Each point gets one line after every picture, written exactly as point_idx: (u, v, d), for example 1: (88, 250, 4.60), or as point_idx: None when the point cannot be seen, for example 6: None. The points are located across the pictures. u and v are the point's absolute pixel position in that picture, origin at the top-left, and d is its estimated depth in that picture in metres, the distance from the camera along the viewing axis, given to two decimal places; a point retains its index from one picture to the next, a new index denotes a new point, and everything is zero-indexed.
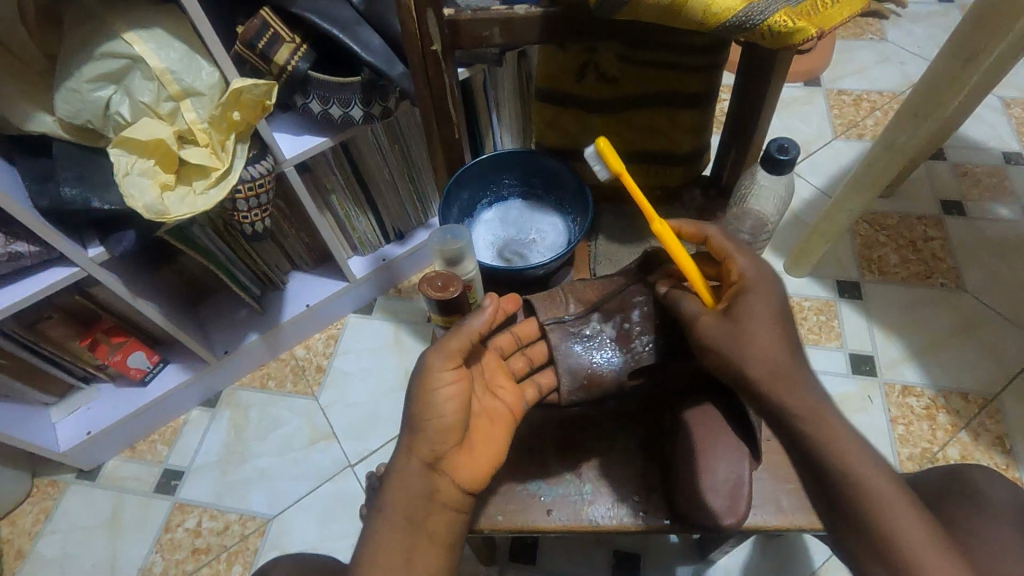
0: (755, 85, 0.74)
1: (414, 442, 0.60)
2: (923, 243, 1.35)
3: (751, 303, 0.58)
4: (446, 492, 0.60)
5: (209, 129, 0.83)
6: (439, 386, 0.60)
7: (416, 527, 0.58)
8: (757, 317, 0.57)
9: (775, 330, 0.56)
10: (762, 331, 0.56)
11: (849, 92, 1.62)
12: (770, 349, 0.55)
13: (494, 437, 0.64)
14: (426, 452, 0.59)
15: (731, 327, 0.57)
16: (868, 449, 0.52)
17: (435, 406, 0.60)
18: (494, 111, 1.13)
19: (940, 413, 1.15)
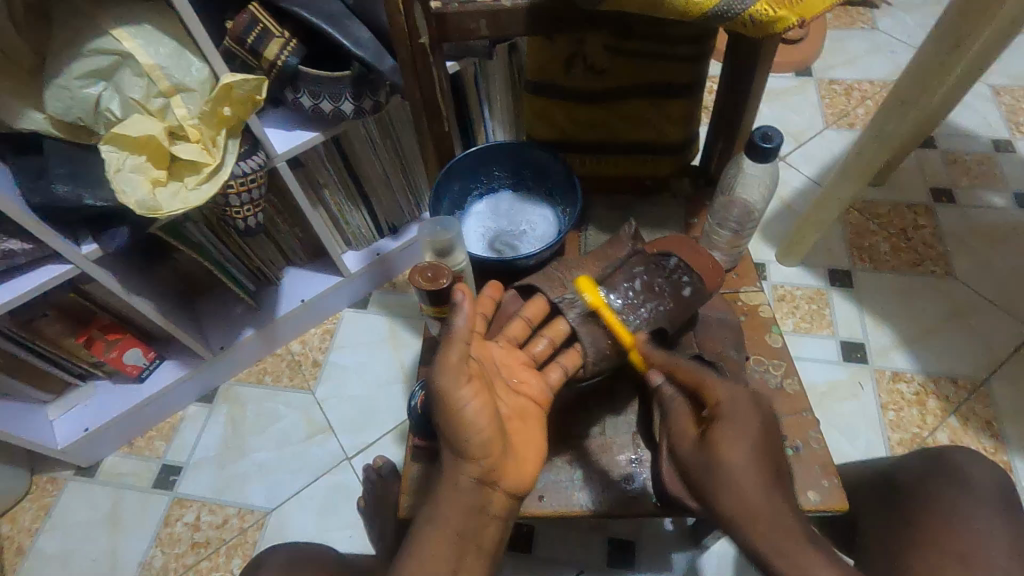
0: (741, 75, 0.76)
1: (460, 460, 0.59)
2: (913, 231, 1.36)
3: (728, 434, 0.59)
4: (497, 504, 0.60)
5: (200, 124, 0.83)
6: (468, 400, 0.58)
7: (471, 544, 0.58)
8: (733, 449, 0.58)
9: (752, 464, 0.57)
10: (737, 463, 0.57)
11: (840, 82, 1.63)
12: (743, 479, 0.56)
13: (529, 433, 0.64)
14: (473, 468, 0.59)
15: (708, 457, 0.59)
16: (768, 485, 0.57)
17: (469, 421, 0.58)
18: (486, 105, 1.13)
19: (930, 398, 1.17)
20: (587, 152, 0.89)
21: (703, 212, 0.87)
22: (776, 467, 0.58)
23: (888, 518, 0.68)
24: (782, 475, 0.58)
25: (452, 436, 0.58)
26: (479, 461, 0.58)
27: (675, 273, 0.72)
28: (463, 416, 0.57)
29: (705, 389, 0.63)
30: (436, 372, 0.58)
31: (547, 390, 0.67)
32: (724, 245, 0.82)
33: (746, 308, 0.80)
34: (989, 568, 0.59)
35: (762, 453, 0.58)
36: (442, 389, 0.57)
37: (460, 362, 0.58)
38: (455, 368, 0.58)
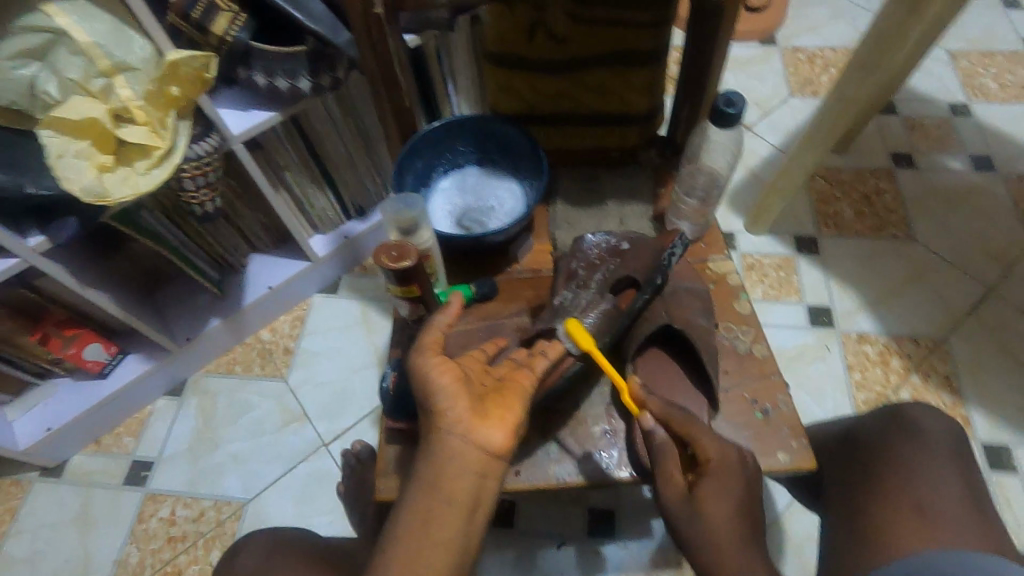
0: (704, 43, 0.75)
1: (429, 418, 0.58)
2: (875, 196, 1.38)
3: (712, 491, 0.63)
4: (474, 461, 0.55)
5: (146, 105, 0.78)
6: (431, 362, 0.59)
7: (441, 492, 0.55)
8: (715, 507, 0.62)
9: (732, 524, 0.62)
10: (722, 524, 0.62)
11: (804, 50, 1.63)
12: (723, 536, 0.62)
13: (506, 399, 0.59)
14: (441, 421, 0.56)
15: (690, 511, 0.63)
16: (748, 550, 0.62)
17: (431, 379, 0.58)
18: (450, 79, 1.11)
19: (893, 357, 1.20)
20: (552, 124, 0.86)
21: (670, 181, 0.86)
22: (752, 516, 0.64)
23: (851, 472, 0.71)
24: (755, 518, 0.64)
25: (421, 398, 0.59)
26: (445, 413, 0.56)
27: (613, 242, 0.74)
28: (427, 380, 0.58)
29: (699, 444, 0.64)
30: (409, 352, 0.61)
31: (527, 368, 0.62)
32: (692, 214, 0.81)
33: (715, 276, 0.80)
34: (946, 515, 0.62)
35: (743, 510, 0.63)
36: (414, 362, 0.60)
37: (429, 341, 0.61)
38: (427, 341, 0.61)
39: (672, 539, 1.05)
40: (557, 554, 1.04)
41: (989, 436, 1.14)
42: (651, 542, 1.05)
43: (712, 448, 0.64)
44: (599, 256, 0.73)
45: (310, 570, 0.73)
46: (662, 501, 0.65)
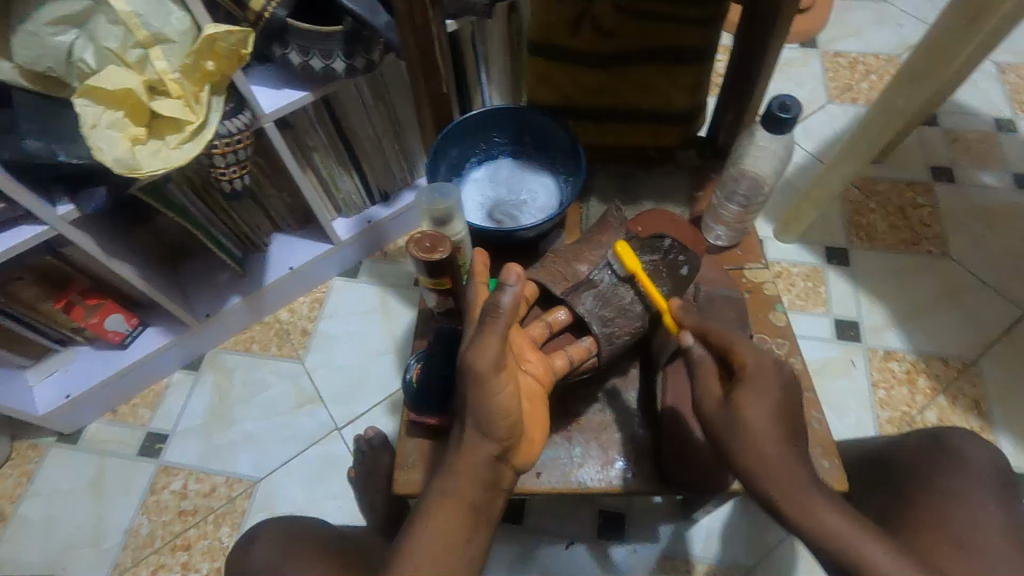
0: (753, 44, 0.73)
1: (482, 439, 0.55)
2: (911, 209, 1.35)
3: (750, 396, 0.57)
4: (509, 481, 0.57)
5: (181, 79, 0.77)
6: (498, 380, 0.53)
7: (478, 515, 0.54)
8: (752, 411, 0.56)
9: (770, 427, 0.56)
10: (759, 423, 0.56)
11: (845, 55, 1.59)
12: (759, 434, 0.55)
13: (535, 412, 0.60)
14: (494, 447, 0.54)
15: (728, 418, 0.58)
16: (785, 447, 0.55)
17: (499, 406, 0.53)
18: (484, 67, 1.10)
19: (920, 377, 1.17)
20: (591, 120, 0.84)
21: (709, 185, 0.84)
22: (795, 427, 0.58)
23: (883, 496, 0.69)
24: (797, 427, 0.58)
25: (479, 415, 0.53)
26: (502, 441, 0.54)
27: (672, 257, 0.70)
28: (494, 405, 0.53)
29: (732, 349, 0.61)
30: (472, 359, 0.51)
31: (551, 372, 0.64)
32: (731, 221, 0.79)
33: (750, 285, 0.78)
34: (984, 548, 0.60)
35: (783, 414, 0.57)
36: (479, 375, 0.52)
37: (499, 353, 0.52)
38: (496, 353, 0.52)
39: (680, 546, 1.03)
40: (564, 554, 1.03)
41: (1016, 463, 1.10)
42: (658, 548, 1.04)
43: (749, 355, 0.60)
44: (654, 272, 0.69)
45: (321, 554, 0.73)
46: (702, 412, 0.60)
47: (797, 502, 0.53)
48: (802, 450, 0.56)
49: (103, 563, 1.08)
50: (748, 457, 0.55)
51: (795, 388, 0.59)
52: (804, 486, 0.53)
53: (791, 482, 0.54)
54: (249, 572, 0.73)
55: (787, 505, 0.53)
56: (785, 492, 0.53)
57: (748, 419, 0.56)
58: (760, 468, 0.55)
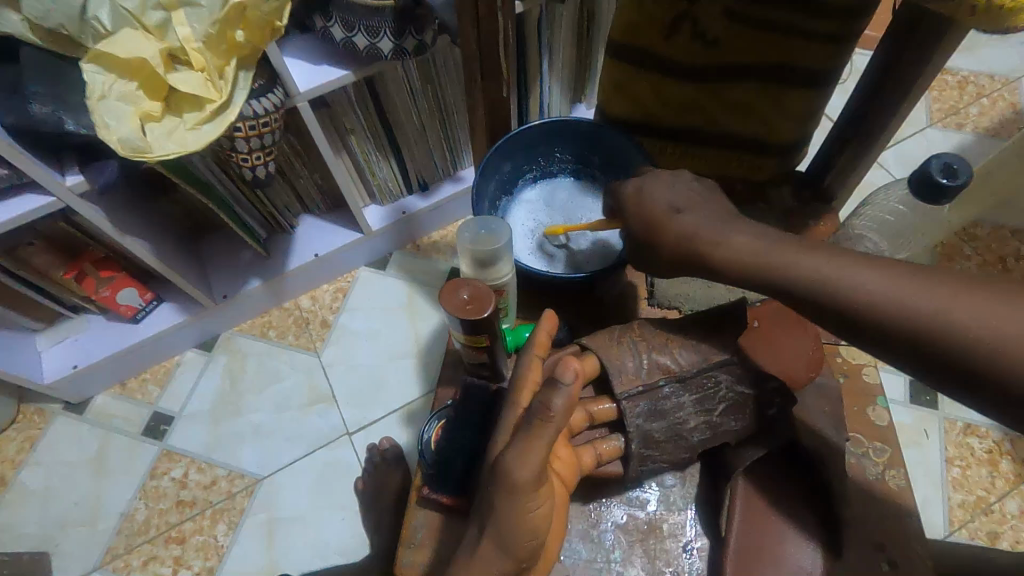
0: (899, 72, 0.58)
1: (500, 555, 0.44)
2: (1014, 262, 1.17)
3: (788, 252, 0.50)
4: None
5: (204, 49, 0.67)
6: (534, 493, 0.43)
7: None
8: (800, 264, 0.49)
9: (832, 264, 0.48)
10: (801, 265, 0.49)
11: (955, 71, 1.39)
12: (822, 271, 0.48)
13: (561, 523, 0.50)
14: (512, 563, 0.45)
15: (796, 291, 0.50)
16: (855, 261, 0.47)
17: (529, 523, 0.44)
18: (547, 57, 0.97)
19: (1004, 459, 1.02)
20: (672, 139, 0.73)
21: (804, 234, 0.71)
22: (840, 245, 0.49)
23: None
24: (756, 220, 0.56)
25: (505, 530, 0.44)
26: (523, 561, 0.45)
27: (767, 398, 0.57)
28: (524, 520, 0.43)
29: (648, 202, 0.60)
30: (511, 464, 0.42)
31: (577, 473, 0.53)
32: None
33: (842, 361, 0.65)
34: None
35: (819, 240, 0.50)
36: (515, 485, 0.42)
37: (542, 463, 0.43)
38: (539, 462, 0.42)
39: None
40: None
41: None
42: None
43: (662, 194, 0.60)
44: (731, 408, 0.56)
45: None
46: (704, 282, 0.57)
47: (922, 320, 0.43)
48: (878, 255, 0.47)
49: (96, 545, 1.04)
50: (861, 320, 0.46)
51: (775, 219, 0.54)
52: (908, 274, 0.44)
53: (894, 292, 0.44)
54: None
55: (910, 323, 0.43)
56: (911, 317, 0.43)
57: (804, 276, 0.49)
58: (877, 328, 0.45)
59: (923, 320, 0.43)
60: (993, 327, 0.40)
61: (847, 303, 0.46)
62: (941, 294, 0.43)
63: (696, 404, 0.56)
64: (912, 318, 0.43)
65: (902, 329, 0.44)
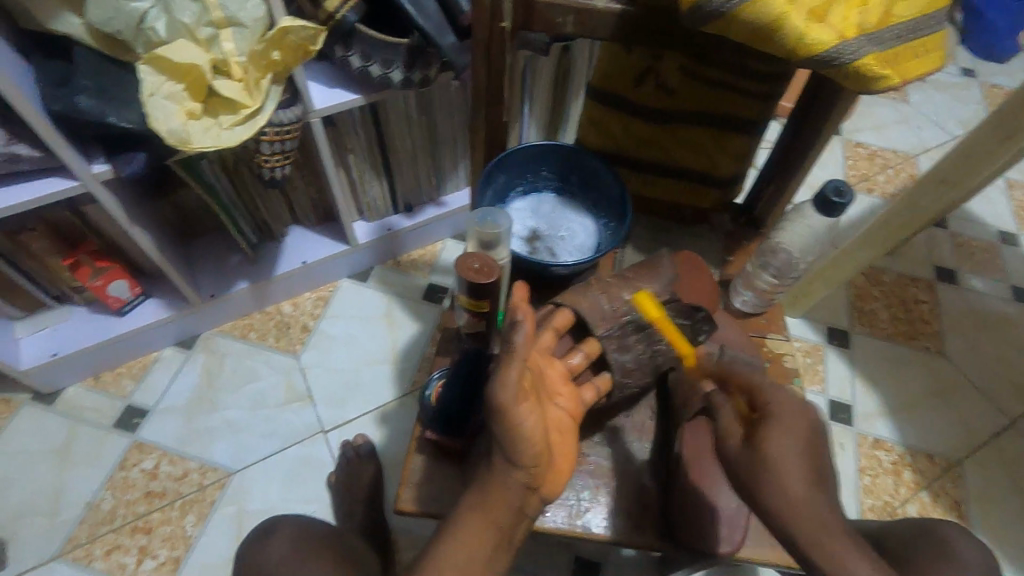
0: (812, 124, 0.75)
1: (509, 465, 0.53)
2: (913, 304, 1.38)
3: (777, 436, 0.56)
4: (536, 508, 0.56)
5: (247, 63, 0.78)
6: (523, 410, 0.50)
7: (497, 538, 0.54)
8: (778, 450, 0.55)
9: (796, 461, 0.55)
10: (780, 455, 0.55)
11: (866, 146, 1.65)
12: (783, 462, 0.55)
13: (565, 443, 0.58)
14: (522, 473, 0.53)
15: (751, 456, 0.57)
16: (799, 460, 0.55)
17: (525, 437, 0.51)
18: (528, 100, 1.13)
19: (905, 470, 1.19)
20: (636, 169, 0.88)
21: (740, 251, 0.88)
22: (818, 462, 0.56)
23: None
24: (828, 473, 0.56)
25: (505, 443, 0.52)
26: (530, 470, 0.52)
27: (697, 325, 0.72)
28: (518, 434, 0.50)
29: (758, 393, 0.60)
30: (493, 391, 0.49)
31: (580, 406, 0.63)
32: (763, 289, 0.82)
33: (772, 355, 0.80)
34: None
35: (807, 449, 0.56)
36: (503, 405, 0.49)
37: (519, 383, 0.50)
38: (517, 385, 0.50)
39: None
40: None
41: None
42: None
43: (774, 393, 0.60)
44: (672, 343, 0.69)
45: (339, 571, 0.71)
46: (727, 458, 0.59)
47: (792, 515, 0.54)
48: (822, 484, 0.55)
49: (56, 535, 1.04)
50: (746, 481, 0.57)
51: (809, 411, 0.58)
52: (816, 506, 0.54)
53: (798, 509, 0.54)
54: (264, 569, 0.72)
55: (773, 500, 0.55)
56: (793, 518, 0.54)
57: (767, 449, 0.56)
58: (756, 491, 0.56)
59: (792, 515, 0.54)
60: (817, 546, 0.53)
61: (755, 471, 0.56)
62: (818, 507, 0.54)
63: (650, 339, 0.69)
64: (779, 496, 0.54)
65: (762, 494, 0.55)
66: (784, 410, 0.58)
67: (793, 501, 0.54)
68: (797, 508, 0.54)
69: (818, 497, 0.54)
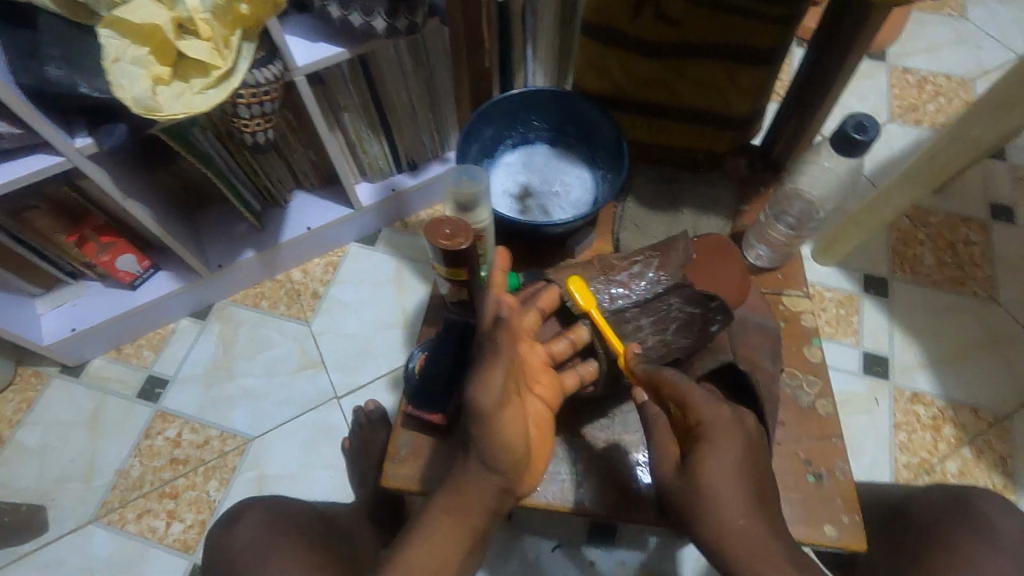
0: (843, 38, 0.70)
1: (487, 471, 0.56)
2: (962, 246, 1.26)
3: (709, 457, 0.57)
4: (511, 504, 0.60)
5: (212, 20, 0.73)
6: (503, 416, 0.52)
7: (466, 521, 0.57)
8: (712, 474, 0.57)
9: (731, 484, 0.57)
10: (716, 480, 0.57)
11: (915, 72, 1.49)
12: (718, 490, 0.57)
13: (542, 439, 0.61)
14: (499, 477, 0.56)
15: (687, 483, 0.58)
16: (737, 485, 0.57)
17: (506, 443, 0.53)
18: (530, 43, 1.05)
19: (946, 425, 1.11)
20: (640, 113, 0.84)
21: (756, 199, 0.85)
22: (760, 479, 0.58)
23: (894, 561, 0.69)
24: (765, 487, 0.58)
25: (485, 451, 0.54)
26: (506, 475, 0.56)
27: (709, 315, 0.67)
28: (499, 439, 0.53)
29: (691, 409, 0.60)
30: (473, 396, 0.50)
31: (560, 394, 0.64)
32: (777, 243, 0.80)
33: (788, 313, 0.79)
34: None
35: (745, 470, 0.58)
36: (484, 412, 0.50)
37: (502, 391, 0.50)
38: (500, 392, 0.50)
39: (669, 562, 0.99)
40: (550, 557, 1.00)
41: None
42: (643, 559, 1.00)
43: (708, 409, 0.59)
44: (682, 326, 0.68)
45: (311, 556, 0.73)
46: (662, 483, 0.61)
47: (730, 544, 0.55)
48: (766, 512, 0.57)
49: (91, 500, 1.09)
50: (682, 510, 0.59)
51: (743, 429, 0.59)
52: (767, 551, 0.54)
53: (746, 543, 0.55)
54: (236, 551, 0.74)
55: (709, 533, 0.56)
56: (733, 550, 0.55)
57: (705, 477, 0.57)
58: (692, 519, 0.58)
59: (730, 543, 0.55)
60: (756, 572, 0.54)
61: (693, 503, 0.58)
62: (758, 537, 0.55)
63: (653, 326, 0.67)
64: (716, 529, 0.56)
65: (698, 525, 0.57)
66: (721, 429, 0.59)
67: (727, 535, 0.56)
68: (733, 540, 0.55)
69: (757, 524, 0.56)
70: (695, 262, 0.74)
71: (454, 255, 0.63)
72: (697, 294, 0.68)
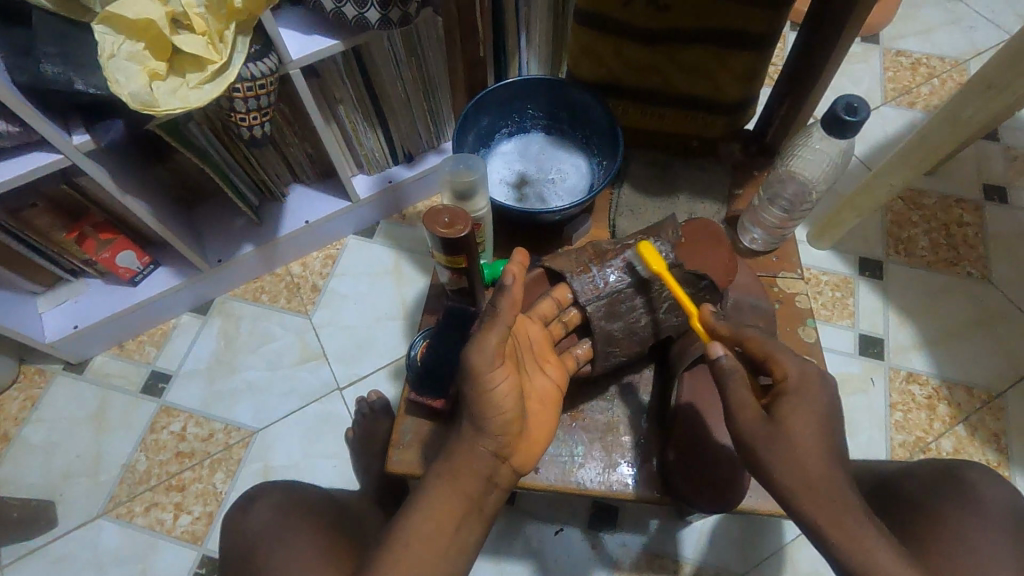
0: (834, 18, 0.71)
1: (478, 435, 0.58)
2: (956, 227, 1.27)
3: (795, 409, 0.58)
4: (507, 482, 0.61)
5: (206, 14, 0.74)
6: (494, 374, 0.56)
7: (467, 502, 0.59)
8: (801, 424, 0.57)
9: (819, 440, 0.57)
10: (804, 436, 0.57)
11: (908, 54, 1.49)
12: (808, 443, 0.57)
13: (538, 413, 0.64)
14: (490, 443, 0.58)
15: (773, 428, 0.58)
16: (826, 441, 0.57)
17: (494, 402, 0.57)
18: (523, 30, 1.06)
19: (941, 404, 1.13)
20: (631, 99, 0.85)
21: (749, 183, 0.87)
22: (835, 437, 0.59)
23: (885, 530, 0.71)
24: (838, 447, 0.59)
25: (475, 412, 0.57)
26: (497, 439, 0.58)
27: (701, 293, 0.70)
28: (490, 397, 0.56)
29: (775, 363, 0.61)
30: (469, 352, 0.56)
31: (566, 376, 0.69)
32: (773, 224, 0.82)
33: (782, 295, 0.81)
34: None
35: (826, 426, 0.58)
36: (475, 366, 0.56)
37: (495, 349, 0.56)
38: (493, 348, 0.56)
39: (669, 542, 1.01)
40: (554, 540, 1.01)
41: None
42: (645, 540, 1.01)
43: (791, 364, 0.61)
44: (676, 304, 0.69)
45: (321, 537, 0.74)
46: (743, 431, 0.59)
47: (816, 496, 0.55)
48: (846, 468, 0.58)
49: (99, 494, 1.10)
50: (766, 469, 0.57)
51: (822, 391, 0.60)
52: (853, 509, 0.55)
53: (831, 501, 0.55)
54: (246, 535, 0.75)
55: (793, 485, 0.56)
56: (823, 507, 0.55)
57: (799, 429, 0.57)
58: (776, 468, 0.57)
59: (815, 495, 0.55)
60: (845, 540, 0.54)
61: (781, 456, 0.57)
62: (847, 495, 0.56)
63: (647, 305, 0.69)
64: (804, 487, 0.56)
65: (781, 475, 0.57)
66: (806, 384, 0.60)
67: (815, 488, 0.55)
68: (818, 496, 0.55)
69: (841, 479, 0.56)
70: (686, 244, 0.75)
71: (454, 241, 0.64)
72: (687, 273, 0.69)
